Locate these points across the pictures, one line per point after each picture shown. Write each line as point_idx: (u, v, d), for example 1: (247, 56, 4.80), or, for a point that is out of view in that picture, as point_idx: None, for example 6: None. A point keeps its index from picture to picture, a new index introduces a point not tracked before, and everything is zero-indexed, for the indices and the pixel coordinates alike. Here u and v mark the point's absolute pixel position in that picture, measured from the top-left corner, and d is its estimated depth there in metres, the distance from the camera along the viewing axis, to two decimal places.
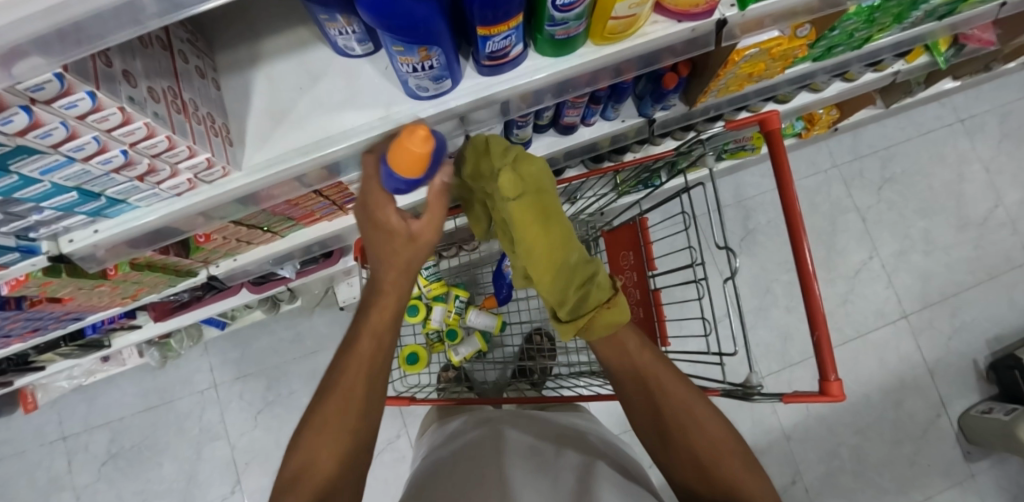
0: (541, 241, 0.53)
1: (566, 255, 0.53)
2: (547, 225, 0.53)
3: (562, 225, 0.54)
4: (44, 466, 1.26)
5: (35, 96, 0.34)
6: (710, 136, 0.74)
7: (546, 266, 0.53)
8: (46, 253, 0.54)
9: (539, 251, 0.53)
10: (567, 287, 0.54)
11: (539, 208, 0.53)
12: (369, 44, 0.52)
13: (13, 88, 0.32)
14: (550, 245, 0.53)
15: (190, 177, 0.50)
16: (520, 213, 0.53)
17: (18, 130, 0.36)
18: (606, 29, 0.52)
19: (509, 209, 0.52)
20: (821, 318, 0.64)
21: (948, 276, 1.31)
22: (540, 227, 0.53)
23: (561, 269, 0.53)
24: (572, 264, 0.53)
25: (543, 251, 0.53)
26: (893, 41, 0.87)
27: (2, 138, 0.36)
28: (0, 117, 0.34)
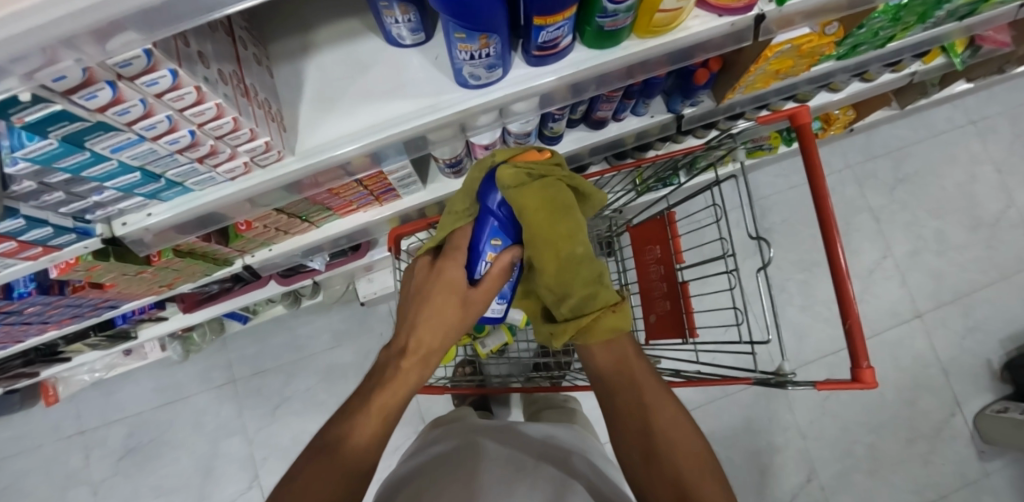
0: (552, 230, 0.63)
1: (573, 250, 0.65)
2: (554, 221, 0.63)
3: (568, 222, 0.64)
4: (60, 461, 1.25)
5: (122, 72, 0.35)
6: (741, 131, 0.76)
7: (552, 257, 0.64)
8: (99, 236, 0.56)
9: (550, 241, 0.63)
10: (574, 284, 0.65)
11: (551, 201, 0.63)
12: (420, 35, 0.54)
13: (104, 62, 0.33)
14: (556, 235, 0.64)
15: (246, 161, 0.51)
16: (529, 201, 0.61)
17: (100, 106, 0.37)
18: (652, 23, 0.53)
19: (509, 195, 0.62)
20: (853, 307, 0.65)
21: (961, 276, 1.33)
22: (554, 223, 0.63)
23: (567, 264, 0.65)
24: (576, 258, 0.65)
25: (554, 241, 0.64)
26: (915, 41, 0.88)
27: (83, 113, 0.37)
28: (87, 91, 0.35)
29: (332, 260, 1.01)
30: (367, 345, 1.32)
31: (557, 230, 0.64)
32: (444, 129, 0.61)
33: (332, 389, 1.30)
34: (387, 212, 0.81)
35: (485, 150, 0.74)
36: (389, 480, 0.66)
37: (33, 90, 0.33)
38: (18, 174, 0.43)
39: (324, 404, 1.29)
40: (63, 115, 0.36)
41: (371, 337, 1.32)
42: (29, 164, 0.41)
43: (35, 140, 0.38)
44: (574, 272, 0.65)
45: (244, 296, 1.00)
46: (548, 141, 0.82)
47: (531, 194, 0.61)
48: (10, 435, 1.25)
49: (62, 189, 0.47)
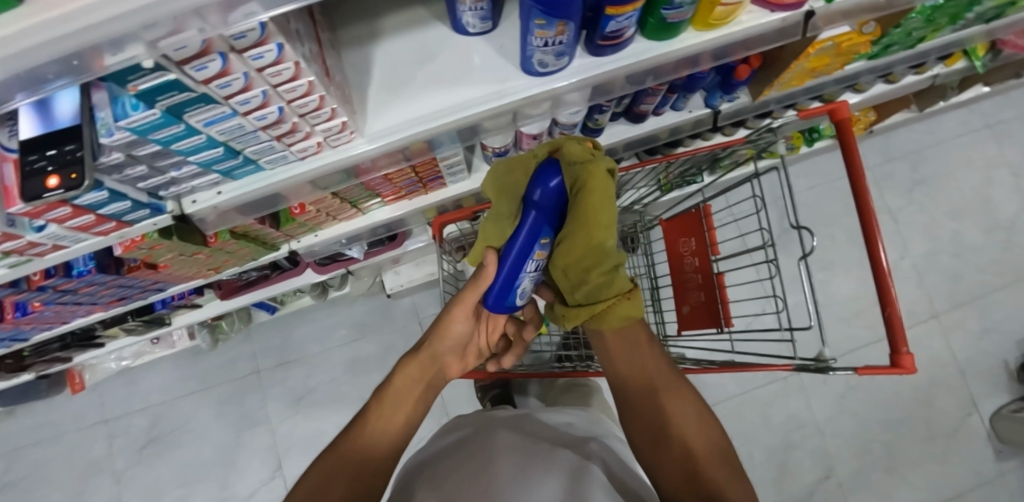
0: (596, 213, 0.57)
1: (602, 239, 0.59)
2: (598, 212, 0.57)
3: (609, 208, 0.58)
4: (83, 449, 1.26)
5: (235, 44, 0.36)
6: (780, 126, 0.79)
7: (583, 241, 0.59)
8: (169, 212, 0.57)
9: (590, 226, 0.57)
10: (591, 271, 0.61)
11: (594, 192, 0.56)
12: (488, 23, 0.56)
13: (222, 33, 0.34)
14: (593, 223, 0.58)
15: (319, 140, 0.53)
16: (579, 190, 0.57)
17: (207, 77, 0.38)
18: (712, 16, 0.56)
19: (573, 170, 0.58)
20: (893, 295, 0.67)
21: (977, 277, 1.35)
22: (593, 214, 0.57)
23: (596, 249, 0.59)
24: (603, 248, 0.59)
25: (594, 226, 0.57)
26: (943, 43, 0.91)
27: (191, 85, 0.38)
28: (200, 62, 0.36)
29: (369, 249, 1.03)
30: (392, 337, 1.33)
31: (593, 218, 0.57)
32: (500, 117, 0.63)
33: (356, 381, 1.31)
34: (430, 200, 0.83)
35: (532, 140, 0.76)
36: (409, 475, 0.66)
37: (155, 58, 0.34)
38: (111, 145, 0.44)
39: (348, 396, 1.30)
40: (174, 85, 0.37)
41: (395, 330, 1.33)
42: (125, 135, 0.42)
43: (140, 110, 0.39)
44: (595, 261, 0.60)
45: (279, 285, 1.01)
46: (589, 133, 0.84)
47: (586, 178, 0.56)
48: (33, 423, 1.26)
49: (146, 163, 0.48)
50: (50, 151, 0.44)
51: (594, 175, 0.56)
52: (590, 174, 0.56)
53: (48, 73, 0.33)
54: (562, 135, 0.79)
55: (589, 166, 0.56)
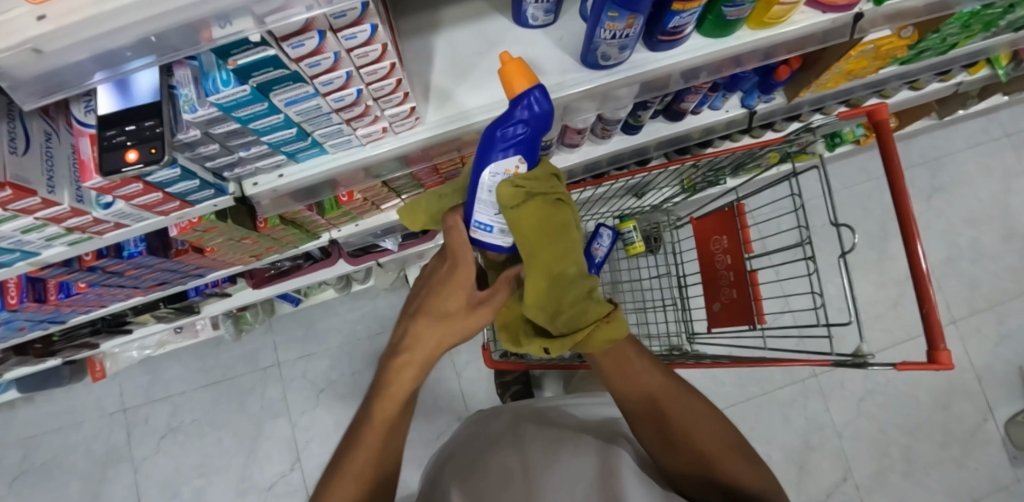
0: (550, 250, 0.48)
1: (564, 268, 0.49)
2: (554, 245, 0.48)
3: (567, 234, 0.49)
4: (103, 437, 1.26)
5: (334, 23, 0.36)
6: (819, 125, 0.83)
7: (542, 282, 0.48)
8: (231, 194, 0.58)
9: (544, 257, 0.48)
10: (562, 301, 0.50)
11: (540, 225, 0.46)
12: (551, 16, 0.57)
13: (327, 11, 0.35)
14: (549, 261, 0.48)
15: (384, 126, 0.54)
16: (528, 229, 0.47)
17: (300, 55, 0.38)
18: (768, 15, 0.57)
19: (510, 217, 0.46)
20: (932, 292, 0.68)
21: (995, 284, 1.37)
22: (547, 250, 0.48)
23: (557, 283, 0.49)
24: (569, 280, 0.49)
25: (547, 261, 0.48)
26: (973, 50, 0.92)
27: (285, 62, 0.38)
28: (298, 39, 0.36)
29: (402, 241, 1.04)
30: None
31: (546, 254, 0.48)
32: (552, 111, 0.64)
33: None
34: None
35: (576, 134, 0.78)
36: (443, 474, 0.66)
37: (262, 33, 0.34)
38: (191, 122, 0.44)
39: None
40: (270, 62, 0.37)
41: None
42: (208, 112, 0.43)
43: (231, 86, 0.39)
44: (560, 297, 0.50)
45: (311, 275, 1.01)
46: (628, 130, 0.85)
47: (523, 214, 0.46)
48: (53, 411, 1.26)
49: (219, 142, 0.48)
50: (129, 127, 0.44)
51: (531, 209, 0.46)
52: (532, 208, 0.46)
53: (151, 47, 0.34)
54: (604, 130, 0.80)
55: (530, 196, 0.46)
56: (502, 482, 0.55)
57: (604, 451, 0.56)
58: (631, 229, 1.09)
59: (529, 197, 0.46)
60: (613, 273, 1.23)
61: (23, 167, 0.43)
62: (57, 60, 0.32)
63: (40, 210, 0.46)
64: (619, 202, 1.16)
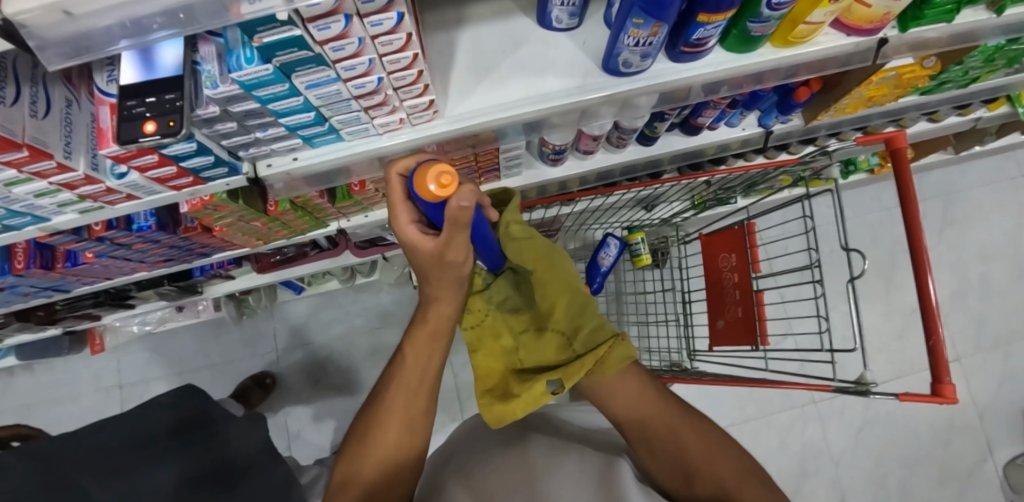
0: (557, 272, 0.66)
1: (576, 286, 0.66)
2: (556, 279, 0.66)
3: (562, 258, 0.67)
4: (97, 411, 1.26)
5: (361, 8, 0.37)
6: (835, 149, 0.80)
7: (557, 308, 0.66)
8: (244, 174, 0.57)
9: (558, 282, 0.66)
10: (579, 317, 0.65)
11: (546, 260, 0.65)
12: (576, 20, 0.58)
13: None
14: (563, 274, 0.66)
15: (402, 117, 0.54)
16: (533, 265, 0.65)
17: (325, 38, 0.38)
18: (792, 33, 0.58)
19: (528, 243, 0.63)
20: (939, 324, 0.67)
21: (1003, 323, 1.35)
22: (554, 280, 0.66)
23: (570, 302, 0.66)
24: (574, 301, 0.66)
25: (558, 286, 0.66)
26: (996, 85, 0.91)
27: (309, 44, 0.38)
28: (325, 22, 0.36)
29: None
30: None
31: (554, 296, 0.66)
32: (571, 114, 0.64)
33: (376, 368, 1.33)
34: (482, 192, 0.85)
35: (591, 141, 0.78)
36: (443, 479, 0.63)
37: (289, 12, 0.34)
38: (211, 98, 0.44)
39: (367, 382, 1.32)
40: (295, 42, 0.37)
41: None
42: (229, 89, 0.43)
43: (254, 64, 0.40)
44: (575, 319, 0.65)
45: (317, 263, 1.02)
46: (643, 140, 0.85)
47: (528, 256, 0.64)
48: (49, 381, 1.27)
49: (237, 120, 0.48)
50: (149, 99, 0.44)
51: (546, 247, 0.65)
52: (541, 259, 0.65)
53: (179, 21, 0.35)
54: (619, 139, 0.80)
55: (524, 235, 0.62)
56: (507, 479, 0.54)
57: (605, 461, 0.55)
58: (640, 241, 1.09)
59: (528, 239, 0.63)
60: (619, 284, 1.23)
61: (42, 130, 0.43)
62: (86, 25, 0.33)
63: (54, 175, 0.46)
64: (629, 213, 1.16)
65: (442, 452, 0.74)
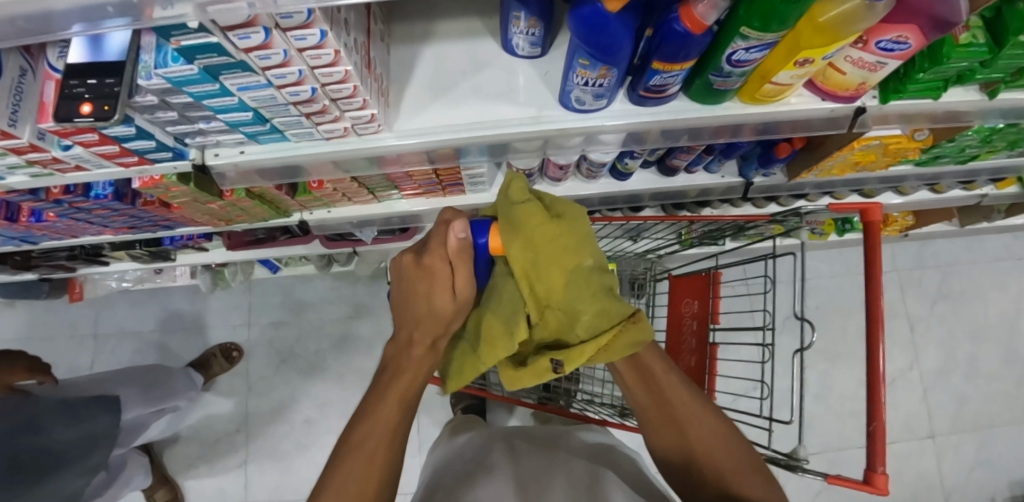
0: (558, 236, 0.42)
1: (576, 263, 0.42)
2: (578, 240, 0.42)
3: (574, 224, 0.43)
4: (69, 357, 1.32)
5: (281, 22, 0.36)
6: (809, 212, 0.80)
7: (557, 283, 0.42)
8: (190, 160, 0.58)
9: (555, 249, 0.42)
10: (588, 292, 0.42)
11: (570, 229, 0.42)
12: (537, 49, 0.57)
13: (269, 11, 0.35)
14: (561, 251, 0.42)
15: (347, 126, 0.53)
16: (542, 227, 0.41)
17: (248, 47, 0.38)
18: (759, 91, 0.56)
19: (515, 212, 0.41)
20: (882, 409, 0.63)
21: (985, 406, 1.34)
22: (575, 246, 0.42)
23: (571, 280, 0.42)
24: (585, 272, 0.42)
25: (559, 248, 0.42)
26: (998, 165, 0.88)
27: (232, 50, 0.38)
28: (243, 32, 0.36)
29: (378, 235, 1.04)
30: (385, 322, 1.36)
31: (551, 273, 0.42)
32: (532, 142, 0.62)
33: (342, 357, 1.35)
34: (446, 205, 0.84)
35: (559, 169, 0.77)
36: (423, 486, 0.61)
37: (202, 21, 0.34)
38: (147, 88, 0.45)
39: (332, 370, 1.34)
40: (213, 48, 0.37)
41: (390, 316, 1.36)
42: (162, 82, 0.43)
43: (180, 63, 0.40)
44: (588, 287, 0.42)
45: (287, 248, 1.03)
46: (618, 176, 0.84)
47: (544, 227, 0.41)
48: (30, 322, 1.33)
49: (178, 110, 0.49)
50: (91, 81, 0.45)
51: (540, 205, 0.42)
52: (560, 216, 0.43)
53: (81, 21, 0.35)
54: (588, 171, 0.79)
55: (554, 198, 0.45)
56: (504, 478, 0.54)
57: (597, 471, 0.56)
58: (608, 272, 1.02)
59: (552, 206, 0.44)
60: None
61: None
62: None
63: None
64: (609, 241, 1.14)
65: (437, 454, 0.73)
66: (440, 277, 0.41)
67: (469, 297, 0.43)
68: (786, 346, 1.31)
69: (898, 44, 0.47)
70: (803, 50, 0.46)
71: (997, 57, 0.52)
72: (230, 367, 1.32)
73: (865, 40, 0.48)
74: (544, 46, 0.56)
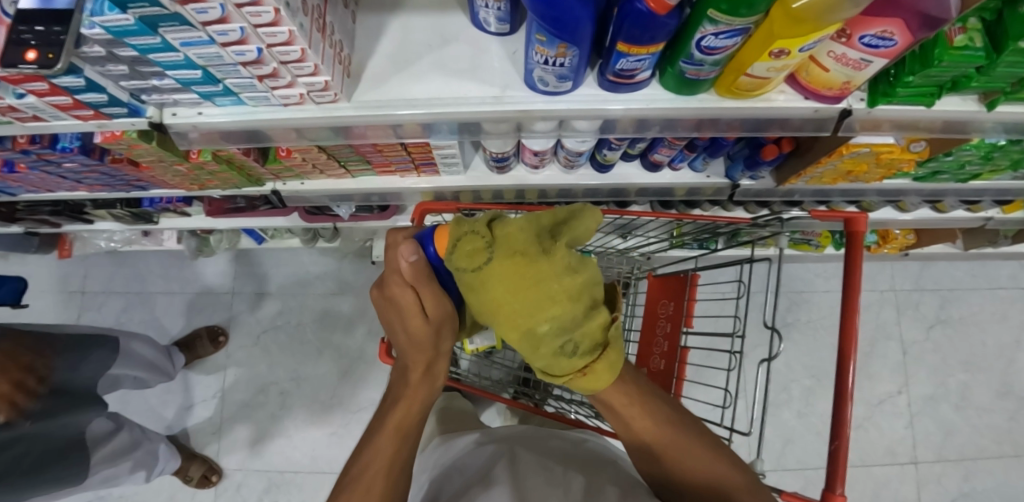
0: (509, 302, 0.39)
1: (532, 324, 0.39)
2: (529, 286, 0.38)
3: (536, 283, 0.38)
4: (58, 311, 1.35)
5: None
6: (791, 219, 0.76)
7: (507, 332, 0.40)
8: (147, 118, 0.58)
9: (503, 311, 0.40)
10: (536, 353, 0.40)
11: (528, 270, 0.38)
12: (506, 25, 0.55)
13: None
14: (511, 316, 0.39)
15: (302, 93, 0.52)
16: (494, 286, 0.39)
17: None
18: (734, 84, 0.53)
19: (465, 275, 0.40)
20: (847, 429, 0.58)
21: (973, 439, 1.29)
22: (530, 291, 0.38)
23: (523, 337, 0.40)
24: (539, 337, 0.39)
25: (509, 311, 0.39)
26: (1001, 187, 0.84)
27: (166, 1, 0.36)
28: None
29: (357, 212, 1.03)
30: (367, 301, 1.36)
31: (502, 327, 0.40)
32: (502, 125, 0.59)
33: (321, 332, 1.35)
34: (421, 185, 0.82)
35: (534, 155, 0.74)
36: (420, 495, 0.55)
37: None
38: (92, 38, 0.44)
39: (310, 344, 1.34)
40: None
41: None
42: (104, 32, 0.42)
43: (115, 12, 0.39)
44: (542, 346, 0.40)
45: (267, 218, 1.03)
46: (598, 168, 0.81)
47: (494, 267, 0.38)
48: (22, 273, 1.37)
49: (128, 65, 0.48)
50: (39, 28, 0.43)
51: (500, 260, 0.38)
52: (502, 250, 0.39)
53: None
54: (567, 160, 0.76)
55: (522, 219, 0.40)
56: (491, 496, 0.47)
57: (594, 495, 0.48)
58: None
59: (496, 232, 0.40)
60: None
61: None
62: None
63: None
64: (596, 236, 1.10)
65: (432, 460, 0.66)
66: (430, 305, 0.44)
67: (436, 306, 0.45)
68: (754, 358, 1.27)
69: (883, 40, 0.43)
70: (778, 39, 0.42)
71: (995, 65, 0.48)
72: (215, 351, 1.33)
73: (849, 34, 0.44)
74: (510, 21, 0.55)
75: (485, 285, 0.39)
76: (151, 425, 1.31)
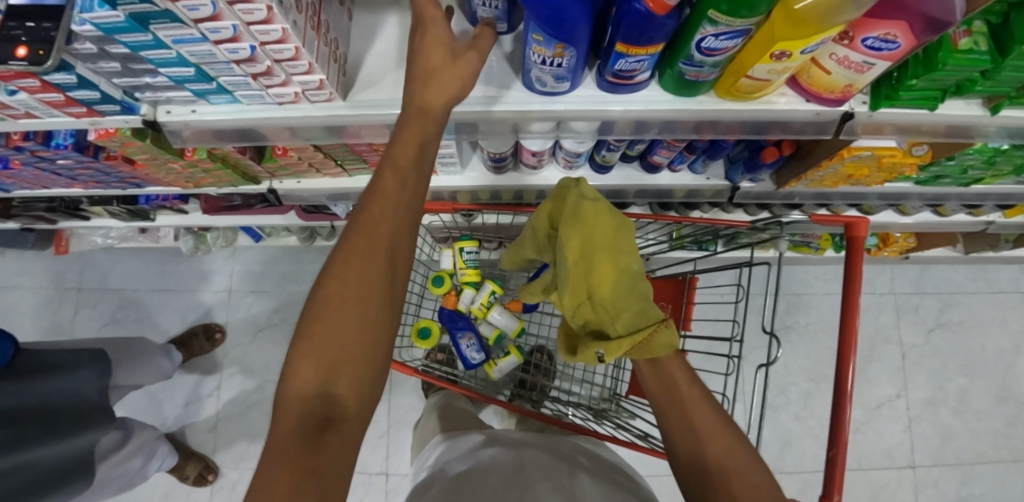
0: (604, 242, 0.55)
1: (627, 264, 0.54)
2: (607, 245, 0.55)
3: (621, 235, 0.56)
4: (54, 307, 1.35)
5: None
6: (790, 222, 0.76)
7: (607, 272, 0.53)
8: (141, 115, 0.57)
9: (603, 254, 0.54)
10: (628, 292, 0.52)
11: (603, 225, 0.56)
12: (503, 25, 0.55)
13: None
14: (613, 254, 0.54)
15: (297, 91, 0.52)
16: (597, 232, 0.55)
17: None
18: (734, 86, 0.52)
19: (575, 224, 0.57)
20: (846, 436, 0.57)
21: (971, 443, 1.29)
22: (613, 239, 0.55)
23: (620, 276, 0.53)
24: (634, 273, 0.53)
25: (607, 251, 0.54)
26: (1004, 191, 0.83)
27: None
28: None
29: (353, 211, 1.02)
30: None
31: (602, 267, 0.54)
32: (498, 125, 0.59)
33: None
34: None
35: (533, 156, 0.73)
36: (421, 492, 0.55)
37: None
38: (83, 35, 0.43)
39: None
40: None
41: None
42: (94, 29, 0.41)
43: (105, 9, 0.38)
44: (634, 283, 0.53)
45: (263, 217, 1.02)
46: (597, 169, 0.81)
47: (589, 218, 0.56)
48: (19, 269, 1.37)
49: (120, 62, 0.48)
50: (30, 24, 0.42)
51: (592, 217, 0.56)
52: (590, 213, 0.56)
53: None
54: (566, 161, 0.75)
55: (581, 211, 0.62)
56: None
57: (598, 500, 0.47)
58: None
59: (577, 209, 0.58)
60: None
61: None
62: None
63: None
64: None
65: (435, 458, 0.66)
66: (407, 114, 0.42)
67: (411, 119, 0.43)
68: (752, 360, 1.27)
69: (887, 42, 0.42)
70: (779, 41, 0.41)
71: (1001, 69, 0.48)
72: (211, 349, 1.33)
73: (851, 36, 0.43)
74: (505, 23, 0.55)
75: (587, 233, 0.56)
76: (149, 420, 1.31)
